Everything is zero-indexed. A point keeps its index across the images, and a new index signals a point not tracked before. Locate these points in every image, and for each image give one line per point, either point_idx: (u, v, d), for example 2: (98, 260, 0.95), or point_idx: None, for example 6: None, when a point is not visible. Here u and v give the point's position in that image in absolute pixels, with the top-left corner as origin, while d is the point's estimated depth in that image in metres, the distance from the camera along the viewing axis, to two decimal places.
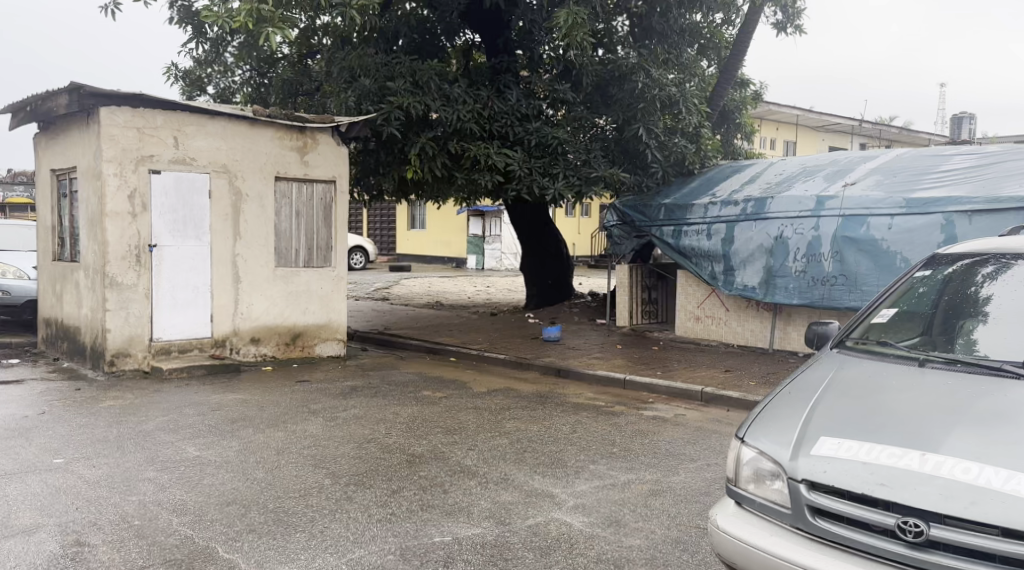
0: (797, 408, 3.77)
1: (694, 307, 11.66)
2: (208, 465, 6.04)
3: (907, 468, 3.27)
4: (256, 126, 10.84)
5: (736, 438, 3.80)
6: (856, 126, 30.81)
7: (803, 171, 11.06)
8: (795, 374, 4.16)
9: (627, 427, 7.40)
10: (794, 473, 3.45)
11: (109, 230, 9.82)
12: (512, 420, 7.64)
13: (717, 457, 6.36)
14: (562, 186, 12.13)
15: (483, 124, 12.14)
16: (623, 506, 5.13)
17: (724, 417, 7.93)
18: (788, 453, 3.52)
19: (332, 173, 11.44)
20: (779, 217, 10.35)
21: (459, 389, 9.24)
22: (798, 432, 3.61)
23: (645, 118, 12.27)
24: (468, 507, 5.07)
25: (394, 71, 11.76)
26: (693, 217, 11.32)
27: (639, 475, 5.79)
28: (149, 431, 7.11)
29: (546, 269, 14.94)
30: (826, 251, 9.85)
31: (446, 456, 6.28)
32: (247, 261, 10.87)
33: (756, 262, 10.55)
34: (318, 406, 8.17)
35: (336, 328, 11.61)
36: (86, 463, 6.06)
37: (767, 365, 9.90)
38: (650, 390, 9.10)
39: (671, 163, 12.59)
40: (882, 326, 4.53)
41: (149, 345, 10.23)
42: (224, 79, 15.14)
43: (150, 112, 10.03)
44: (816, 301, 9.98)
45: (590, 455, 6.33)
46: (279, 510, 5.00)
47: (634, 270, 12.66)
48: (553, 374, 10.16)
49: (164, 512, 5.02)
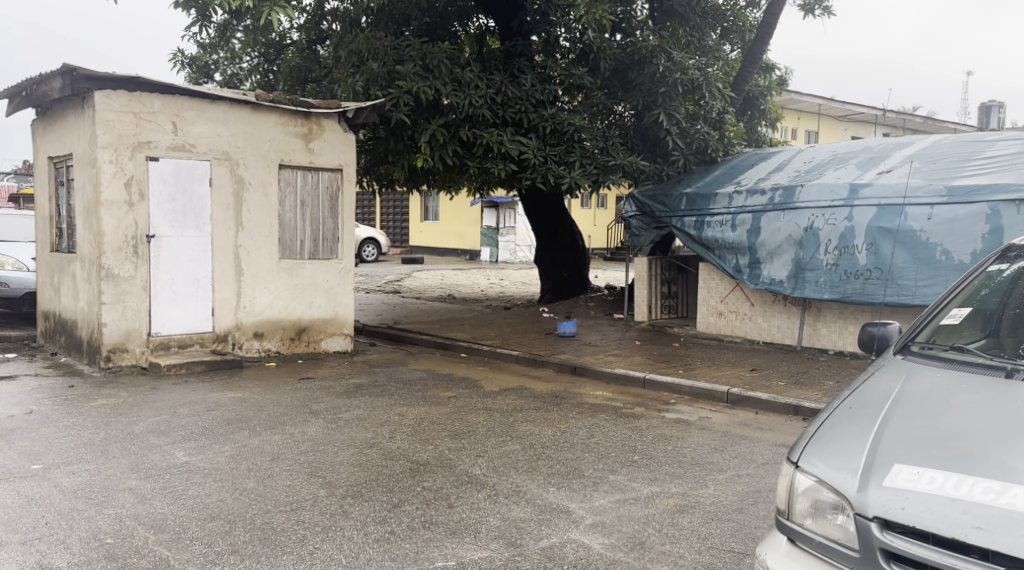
0: (862, 428, 3.26)
1: (717, 302, 11.13)
2: (197, 473, 5.58)
3: (1008, 508, 2.75)
4: (259, 111, 10.38)
5: (789, 462, 3.29)
6: (880, 116, 30.04)
7: (834, 158, 10.49)
8: (852, 384, 3.65)
9: (648, 431, 6.90)
10: (864, 509, 2.94)
11: (104, 220, 9.38)
12: (525, 423, 7.16)
13: (748, 467, 5.84)
14: (578, 175, 11.60)
15: (496, 110, 11.64)
16: (647, 526, 4.62)
17: (752, 420, 7.40)
18: (855, 483, 3.02)
19: (338, 161, 10.96)
20: (809, 207, 9.80)
21: (470, 388, 8.76)
22: (866, 458, 3.10)
23: (666, 102, 11.69)
24: (475, 524, 4.59)
25: (404, 54, 11.28)
26: (716, 207, 10.78)
27: (663, 488, 5.29)
28: (138, 433, 6.66)
29: (560, 260, 14.42)
30: (859, 243, 9.31)
31: (453, 463, 5.80)
32: (250, 252, 10.41)
33: (784, 255, 10.01)
34: (319, 406, 7.71)
35: (343, 322, 11.16)
36: (65, 469, 5.62)
37: (796, 364, 9.36)
38: (672, 390, 8.59)
39: (693, 151, 11.90)
40: (951, 329, 3.97)
41: (147, 341, 9.80)
42: (232, 66, 14.74)
43: (148, 96, 9.58)
44: (848, 296, 9.43)
45: (609, 463, 5.83)
46: (266, 528, 4.55)
47: (654, 263, 12.13)
48: (569, 371, 9.66)
49: (141, 529, 4.56)
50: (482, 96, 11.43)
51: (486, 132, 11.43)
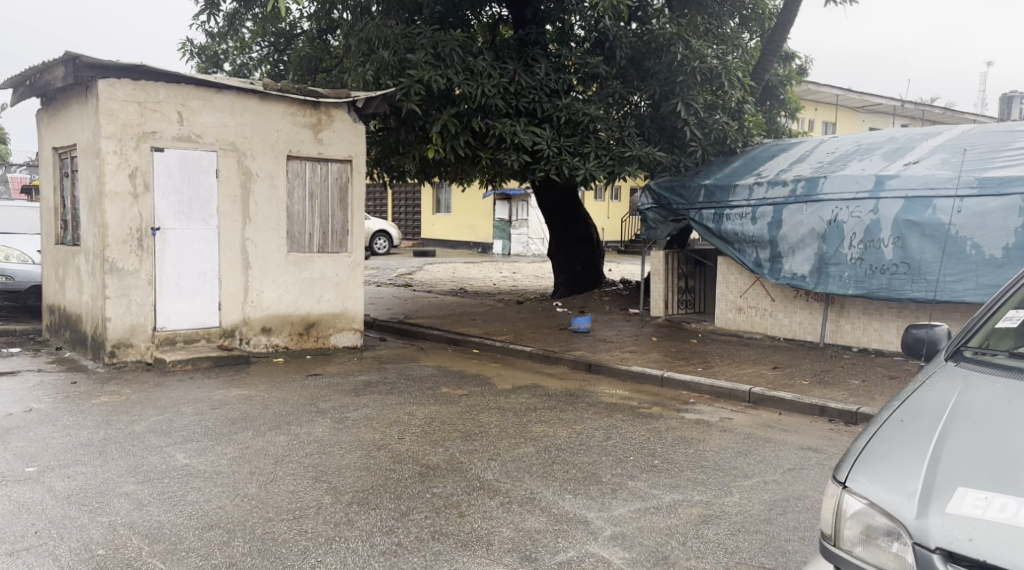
0: (917, 445, 3.00)
1: (736, 297, 10.83)
2: (197, 477, 5.34)
3: None
4: (267, 101, 10.13)
5: (836, 481, 3.03)
6: (899, 107, 29.56)
7: (858, 149, 10.16)
8: (902, 394, 3.37)
9: (667, 433, 6.63)
10: (925, 539, 2.69)
11: (108, 212, 9.16)
12: (539, 423, 6.91)
13: (773, 473, 5.58)
14: (593, 166, 11.27)
15: (510, 99, 11.36)
16: (671, 539, 4.38)
17: (775, 421, 7.13)
18: (914, 509, 2.76)
19: (348, 152, 10.70)
20: (832, 199, 9.48)
21: (482, 386, 8.51)
22: (924, 481, 2.84)
23: (684, 92, 11.35)
24: (487, 536, 4.35)
25: (415, 42, 11.00)
26: (736, 199, 10.48)
27: (686, 496, 5.05)
28: (139, 433, 6.44)
29: (574, 254, 14.14)
30: (886, 237, 8.99)
31: (464, 467, 5.56)
32: (258, 246, 10.18)
33: (806, 249, 9.71)
34: (327, 405, 7.48)
35: (352, 317, 10.93)
36: (60, 473, 5.40)
37: (819, 362, 9.07)
38: (691, 389, 8.31)
39: (711, 142, 11.63)
40: (1007, 333, 3.67)
41: (153, 336, 9.59)
42: (242, 56, 14.53)
43: (153, 85, 9.35)
44: (873, 291, 9.13)
45: (628, 468, 5.57)
46: (267, 538, 4.32)
47: (671, 257, 11.84)
48: (583, 368, 9.41)
49: (135, 539, 4.33)
50: (495, 85, 11.15)
51: (499, 122, 11.16)
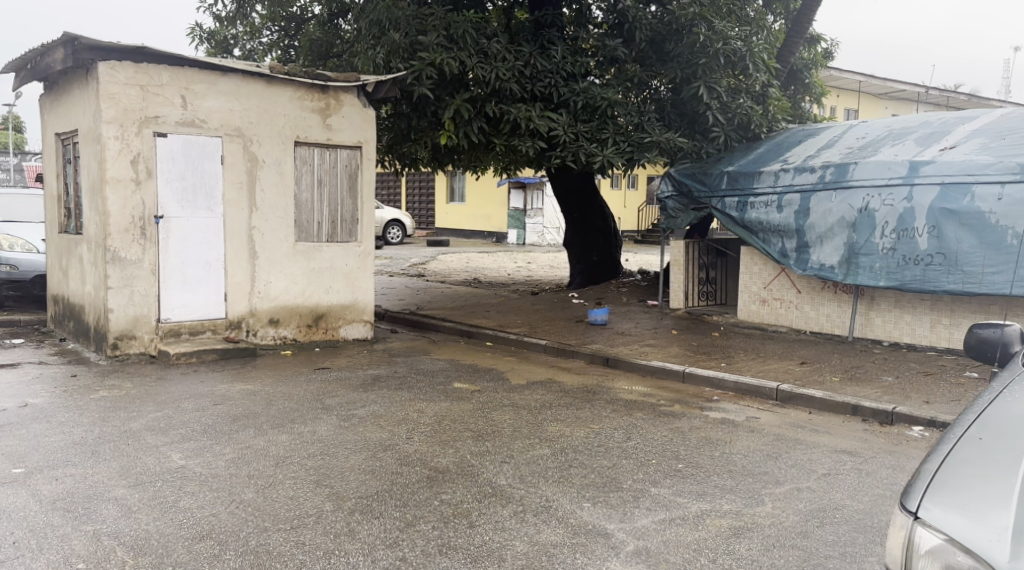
0: (1006, 469, 2.70)
1: (760, 289, 10.45)
2: (191, 481, 5.02)
3: None
4: (273, 84, 9.79)
5: (905, 509, 2.77)
6: (923, 93, 28.91)
7: (890, 134, 9.76)
8: (982, 400, 3.06)
9: (691, 433, 6.27)
10: None
11: (110, 199, 8.86)
12: (555, 421, 6.57)
13: (806, 481, 5.22)
14: (611, 153, 10.88)
15: (525, 83, 10.99)
16: (700, 555, 4.05)
17: (805, 421, 6.76)
18: (1004, 551, 2.49)
19: (357, 138, 10.36)
20: (863, 186, 9.10)
21: (495, 381, 8.17)
22: (1014, 516, 2.56)
23: (706, 75, 10.91)
24: (499, 550, 4.04)
25: (427, 23, 10.63)
26: (761, 186, 10.12)
27: (714, 505, 4.70)
28: (135, 431, 6.13)
29: (590, 243, 13.73)
30: (920, 226, 8.60)
31: (476, 471, 5.22)
32: (264, 234, 9.86)
33: (835, 238, 9.34)
34: (333, 401, 7.15)
35: (362, 308, 10.60)
36: (49, 475, 5.10)
37: (849, 358, 8.67)
38: (714, 385, 7.94)
39: (734, 127, 11.20)
40: None
41: (157, 327, 9.30)
42: (252, 41, 14.09)
43: (155, 68, 9.03)
44: (905, 283, 8.77)
45: (650, 473, 5.23)
46: (262, 551, 4.01)
47: (692, 247, 11.44)
48: (601, 363, 9.04)
49: (120, 551, 4.03)
50: (510, 69, 10.79)
51: (513, 107, 10.80)
